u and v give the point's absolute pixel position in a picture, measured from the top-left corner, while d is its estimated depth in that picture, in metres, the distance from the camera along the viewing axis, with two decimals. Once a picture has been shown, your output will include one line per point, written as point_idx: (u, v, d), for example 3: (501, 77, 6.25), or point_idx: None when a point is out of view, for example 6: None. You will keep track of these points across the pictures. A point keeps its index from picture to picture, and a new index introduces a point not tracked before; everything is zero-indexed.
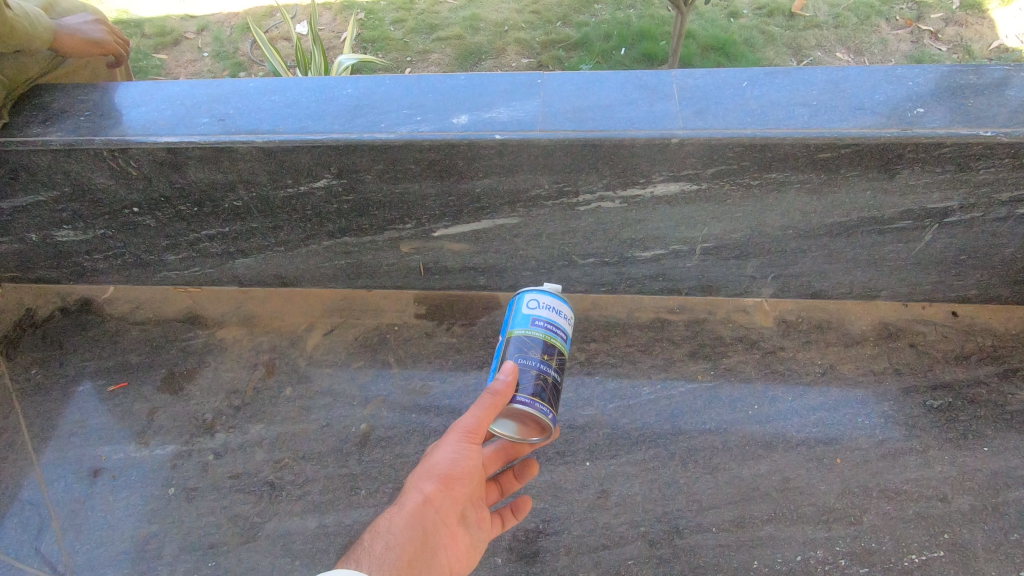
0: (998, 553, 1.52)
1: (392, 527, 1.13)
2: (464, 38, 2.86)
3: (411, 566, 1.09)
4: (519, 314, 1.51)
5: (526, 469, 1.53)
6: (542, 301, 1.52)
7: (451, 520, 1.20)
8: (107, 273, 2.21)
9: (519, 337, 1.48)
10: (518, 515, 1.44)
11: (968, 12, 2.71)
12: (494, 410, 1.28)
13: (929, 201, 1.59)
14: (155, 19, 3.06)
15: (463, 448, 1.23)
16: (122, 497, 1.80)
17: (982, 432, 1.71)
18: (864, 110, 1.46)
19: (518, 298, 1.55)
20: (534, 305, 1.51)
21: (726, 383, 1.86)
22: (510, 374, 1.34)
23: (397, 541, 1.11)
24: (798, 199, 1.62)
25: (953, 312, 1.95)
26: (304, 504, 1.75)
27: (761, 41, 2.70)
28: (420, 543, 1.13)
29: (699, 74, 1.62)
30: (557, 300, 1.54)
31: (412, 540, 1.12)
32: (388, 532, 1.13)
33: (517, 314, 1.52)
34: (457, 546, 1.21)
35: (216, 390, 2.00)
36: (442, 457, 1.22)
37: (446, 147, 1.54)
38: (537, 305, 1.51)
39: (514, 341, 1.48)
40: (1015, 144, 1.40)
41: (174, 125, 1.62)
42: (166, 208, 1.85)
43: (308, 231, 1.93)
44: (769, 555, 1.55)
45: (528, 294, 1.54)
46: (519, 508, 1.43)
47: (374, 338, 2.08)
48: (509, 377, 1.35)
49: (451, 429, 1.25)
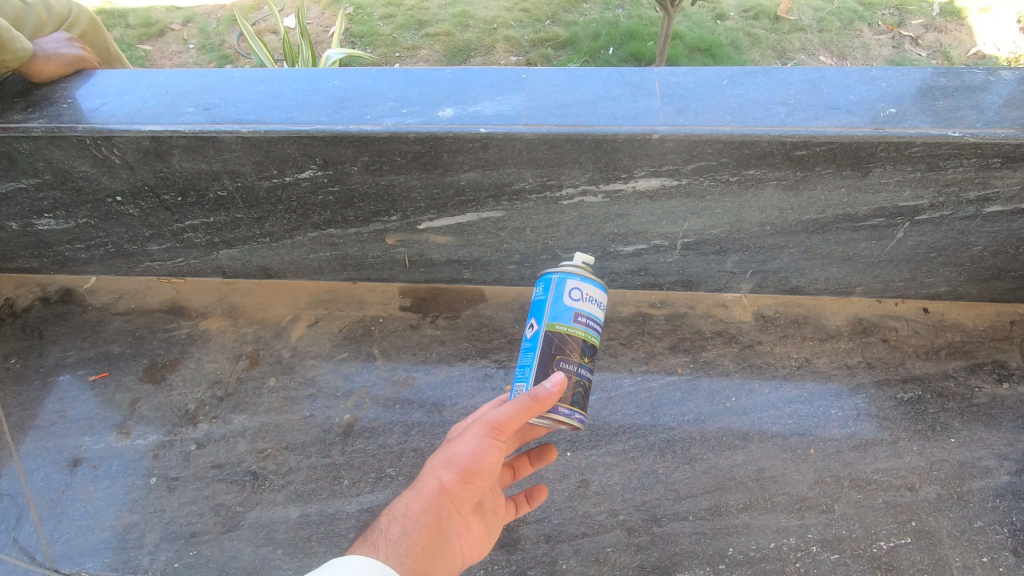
0: (962, 540, 1.58)
1: (407, 513, 1.12)
2: (452, 34, 2.87)
3: (425, 554, 1.09)
4: (560, 305, 1.47)
5: (546, 453, 1.48)
6: (585, 291, 1.49)
7: (466, 508, 1.20)
8: (89, 264, 2.19)
9: (560, 333, 1.45)
10: (532, 503, 1.46)
11: (947, 19, 2.78)
12: (528, 412, 1.22)
13: (900, 199, 1.64)
14: (140, 10, 3.04)
15: (487, 442, 1.18)
16: (103, 486, 1.79)
17: (949, 424, 1.77)
18: (839, 110, 1.50)
19: (557, 282, 1.50)
20: (574, 295, 1.48)
21: (705, 376, 1.90)
22: (557, 386, 1.28)
23: (413, 528, 1.11)
24: (775, 196, 1.66)
25: (924, 309, 2.01)
26: (287, 494, 1.76)
27: (746, 44, 2.74)
28: (434, 530, 1.13)
29: (681, 72, 1.66)
30: (594, 287, 1.51)
31: (428, 528, 1.12)
32: (404, 517, 1.12)
33: (557, 303, 1.48)
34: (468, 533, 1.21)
35: (199, 380, 1.99)
36: (465, 448, 1.18)
37: (432, 140, 1.56)
38: (581, 296, 1.49)
39: (555, 336, 1.45)
40: (981, 145, 1.45)
41: (159, 114, 1.62)
42: (149, 197, 1.85)
43: (294, 223, 1.94)
44: (744, 542, 1.59)
45: (569, 280, 1.49)
46: (534, 496, 1.44)
47: (358, 330, 2.09)
48: (557, 388, 1.27)
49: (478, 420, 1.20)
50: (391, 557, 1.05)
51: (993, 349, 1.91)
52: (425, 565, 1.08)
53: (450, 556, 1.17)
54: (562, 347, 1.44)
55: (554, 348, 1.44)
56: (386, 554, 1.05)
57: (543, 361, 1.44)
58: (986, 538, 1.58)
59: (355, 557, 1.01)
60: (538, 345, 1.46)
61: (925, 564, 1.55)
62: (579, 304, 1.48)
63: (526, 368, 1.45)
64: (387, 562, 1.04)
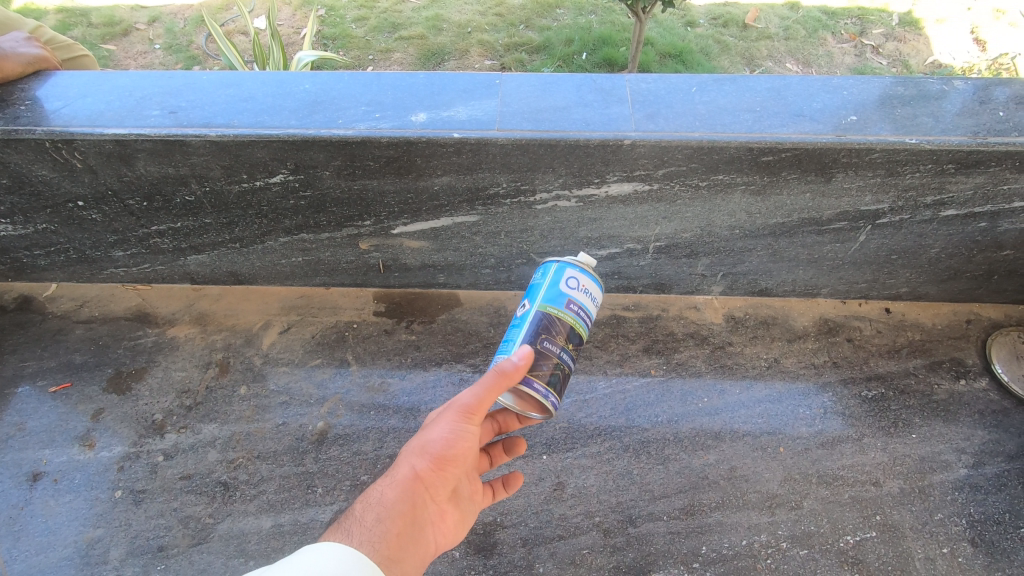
0: (923, 532, 1.63)
1: (381, 499, 1.13)
2: (426, 38, 2.86)
3: (399, 541, 1.10)
4: (555, 288, 1.43)
5: (517, 444, 1.49)
6: (580, 281, 1.45)
7: (441, 497, 1.20)
8: (49, 270, 2.12)
9: (551, 317, 1.40)
10: (510, 490, 1.44)
11: (905, 29, 2.89)
12: (498, 387, 1.20)
13: (862, 204, 1.69)
14: (103, 9, 2.96)
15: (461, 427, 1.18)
16: (65, 501, 1.73)
17: (911, 420, 1.83)
18: (803, 117, 1.54)
19: (557, 268, 1.46)
20: (567, 284, 1.44)
21: (677, 377, 1.93)
22: (523, 359, 1.26)
23: (387, 514, 1.11)
24: (743, 200, 1.70)
25: (886, 309, 2.08)
26: (259, 504, 1.73)
27: (716, 51, 2.80)
28: (409, 518, 1.13)
29: (651, 79, 1.68)
30: (590, 280, 1.48)
31: (401, 515, 1.12)
32: (379, 504, 1.13)
33: (552, 287, 1.44)
34: (444, 523, 1.21)
35: (167, 389, 1.94)
36: (437, 435, 1.18)
37: (405, 144, 1.55)
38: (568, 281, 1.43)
39: (542, 317, 1.40)
40: (937, 152, 1.50)
41: (123, 116, 1.58)
42: (113, 202, 1.80)
43: (264, 228, 1.91)
44: (716, 540, 1.62)
45: (567, 270, 1.46)
46: (511, 483, 1.42)
47: (332, 336, 2.07)
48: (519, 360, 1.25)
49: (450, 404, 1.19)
50: (364, 544, 1.05)
51: (950, 348, 1.99)
52: (399, 550, 1.08)
53: (426, 544, 1.16)
54: (555, 334, 1.38)
55: (544, 329, 1.38)
56: (359, 540, 1.05)
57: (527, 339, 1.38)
58: (946, 529, 1.64)
59: (330, 545, 1.01)
60: (526, 320, 1.41)
61: (890, 557, 1.59)
62: (574, 292, 1.44)
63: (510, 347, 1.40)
64: (361, 547, 1.04)
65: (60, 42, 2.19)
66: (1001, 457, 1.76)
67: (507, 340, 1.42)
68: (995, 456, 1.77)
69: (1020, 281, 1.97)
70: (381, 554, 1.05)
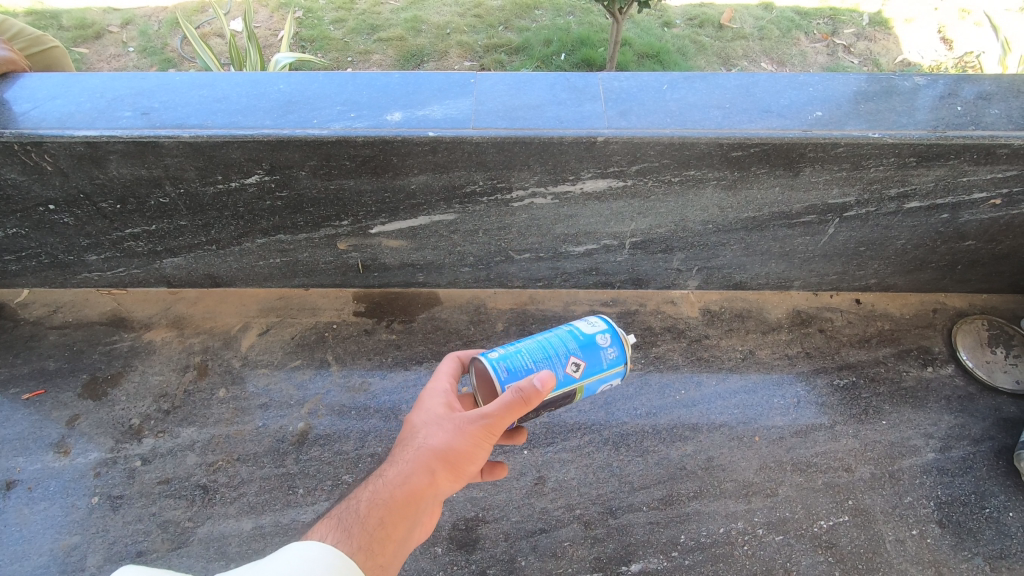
0: (893, 514, 1.68)
1: (386, 496, 1.07)
2: (406, 39, 2.87)
3: (401, 544, 1.06)
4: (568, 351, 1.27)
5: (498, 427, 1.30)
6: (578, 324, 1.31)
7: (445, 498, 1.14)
8: (22, 276, 2.09)
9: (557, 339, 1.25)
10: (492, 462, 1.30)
11: (876, 29, 2.97)
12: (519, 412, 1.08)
13: (829, 197, 1.74)
14: (75, 11, 2.92)
15: (481, 442, 1.09)
16: (40, 509, 1.71)
17: (881, 407, 1.88)
18: (771, 113, 1.58)
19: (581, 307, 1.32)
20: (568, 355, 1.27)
21: (655, 371, 1.96)
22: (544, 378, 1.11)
23: (392, 518, 1.06)
24: (715, 195, 1.74)
25: (856, 300, 2.13)
26: (239, 506, 1.72)
27: (692, 51, 2.85)
28: (414, 520, 1.09)
29: (623, 77, 1.71)
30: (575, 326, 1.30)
31: (405, 519, 1.07)
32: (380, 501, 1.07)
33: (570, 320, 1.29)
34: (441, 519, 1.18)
35: (144, 394, 1.92)
36: (453, 445, 1.09)
37: (381, 143, 1.56)
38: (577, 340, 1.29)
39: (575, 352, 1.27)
40: (899, 146, 1.55)
41: (94, 118, 1.56)
42: (86, 205, 1.78)
43: (241, 229, 1.90)
44: (694, 529, 1.65)
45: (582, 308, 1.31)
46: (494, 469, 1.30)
47: (312, 337, 2.07)
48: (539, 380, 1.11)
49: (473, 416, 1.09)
50: (360, 550, 1.00)
51: (918, 336, 2.05)
52: (397, 556, 1.04)
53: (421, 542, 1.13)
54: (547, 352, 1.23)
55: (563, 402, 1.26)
56: (358, 548, 1.00)
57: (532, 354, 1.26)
58: (915, 512, 1.69)
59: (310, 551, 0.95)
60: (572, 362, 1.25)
61: (862, 540, 1.64)
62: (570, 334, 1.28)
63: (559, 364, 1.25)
64: (358, 555, 1.00)
65: (28, 34, 2.14)
66: (967, 441, 1.82)
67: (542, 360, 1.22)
68: (961, 439, 1.82)
69: (983, 270, 2.04)
70: (378, 563, 1.01)
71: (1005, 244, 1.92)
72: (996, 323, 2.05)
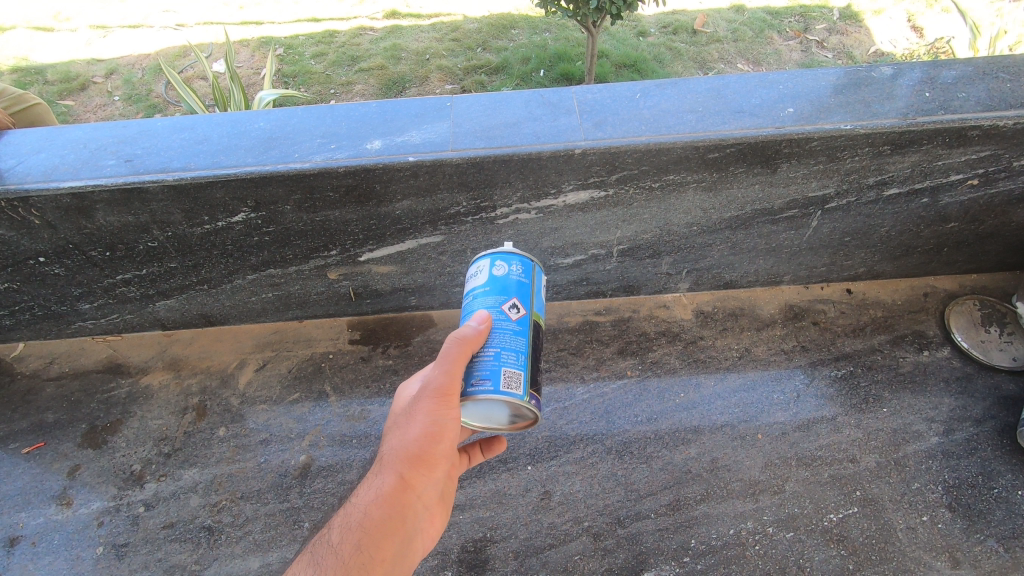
0: (903, 502, 1.67)
1: (364, 527, 1.01)
2: (386, 68, 2.92)
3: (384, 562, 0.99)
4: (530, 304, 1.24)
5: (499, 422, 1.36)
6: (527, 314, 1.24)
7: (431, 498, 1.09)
8: (16, 330, 2.09)
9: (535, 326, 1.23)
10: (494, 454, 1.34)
11: (847, 22, 3.04)
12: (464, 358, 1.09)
13: (809, 190, 1.76)
14: (58, 65, 2.96)
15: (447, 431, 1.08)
16: (44, 563, 1.68)
17: (881, 395, 1.88)
18: (743, 113, 1.60)
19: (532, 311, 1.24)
20: (505, 270, 1.25)
21: (653, 376, 1.97)
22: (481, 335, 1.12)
23: (369, 549, 0.99)
24: (697, 197, 1.76)
25: (847, 290, 2.15)
26: (246, 545, 1.70)
27: (669, 57, 2.90)
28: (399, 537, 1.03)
29: (596, 89, 1.74)
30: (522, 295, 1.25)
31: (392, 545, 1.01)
32: (366, 537, 1.00)
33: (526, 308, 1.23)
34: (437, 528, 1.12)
35: (144, 439, 1.92)
36: (424, 440, 1.06)
37: (362, 172, 1.58)
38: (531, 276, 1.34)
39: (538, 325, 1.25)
40: (872, 135, 1.57)
41: (79, 169, 1.58)
42: (75, 255, 1.79)
43: (230, 267, 1.91)
44: (703, 532, 1.64)
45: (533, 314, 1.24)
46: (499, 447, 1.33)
47: (308, 369, 2.07)
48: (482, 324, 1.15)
49: (440, 420, 1.07)
50: None
51: (911, 321, 2.06)
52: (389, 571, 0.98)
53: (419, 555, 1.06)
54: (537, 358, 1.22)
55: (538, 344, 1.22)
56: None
57: (532, 354, 1.18)
58: (924, 498, 1.68)
59: None
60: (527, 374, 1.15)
61: (873, 530, 1.62)
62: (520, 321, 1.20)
63: (513, 354, 1.14)
64: None
65: (11, 93, 2.18)
66: (969, 422, 1.82)
67: (510, 339, 1.15)
68: (963, 421, 1.82)
69: (969, 251, 2.05)
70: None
71: (987, 223, 1.93)
72: (987, 302, 2.06)
